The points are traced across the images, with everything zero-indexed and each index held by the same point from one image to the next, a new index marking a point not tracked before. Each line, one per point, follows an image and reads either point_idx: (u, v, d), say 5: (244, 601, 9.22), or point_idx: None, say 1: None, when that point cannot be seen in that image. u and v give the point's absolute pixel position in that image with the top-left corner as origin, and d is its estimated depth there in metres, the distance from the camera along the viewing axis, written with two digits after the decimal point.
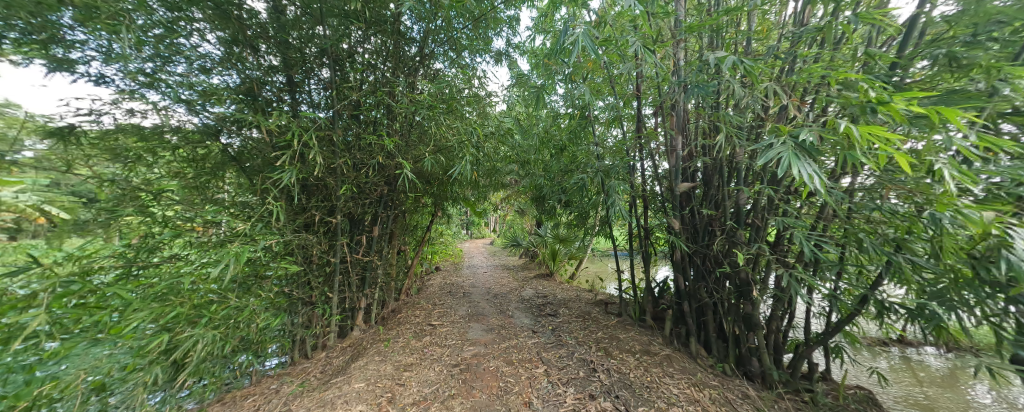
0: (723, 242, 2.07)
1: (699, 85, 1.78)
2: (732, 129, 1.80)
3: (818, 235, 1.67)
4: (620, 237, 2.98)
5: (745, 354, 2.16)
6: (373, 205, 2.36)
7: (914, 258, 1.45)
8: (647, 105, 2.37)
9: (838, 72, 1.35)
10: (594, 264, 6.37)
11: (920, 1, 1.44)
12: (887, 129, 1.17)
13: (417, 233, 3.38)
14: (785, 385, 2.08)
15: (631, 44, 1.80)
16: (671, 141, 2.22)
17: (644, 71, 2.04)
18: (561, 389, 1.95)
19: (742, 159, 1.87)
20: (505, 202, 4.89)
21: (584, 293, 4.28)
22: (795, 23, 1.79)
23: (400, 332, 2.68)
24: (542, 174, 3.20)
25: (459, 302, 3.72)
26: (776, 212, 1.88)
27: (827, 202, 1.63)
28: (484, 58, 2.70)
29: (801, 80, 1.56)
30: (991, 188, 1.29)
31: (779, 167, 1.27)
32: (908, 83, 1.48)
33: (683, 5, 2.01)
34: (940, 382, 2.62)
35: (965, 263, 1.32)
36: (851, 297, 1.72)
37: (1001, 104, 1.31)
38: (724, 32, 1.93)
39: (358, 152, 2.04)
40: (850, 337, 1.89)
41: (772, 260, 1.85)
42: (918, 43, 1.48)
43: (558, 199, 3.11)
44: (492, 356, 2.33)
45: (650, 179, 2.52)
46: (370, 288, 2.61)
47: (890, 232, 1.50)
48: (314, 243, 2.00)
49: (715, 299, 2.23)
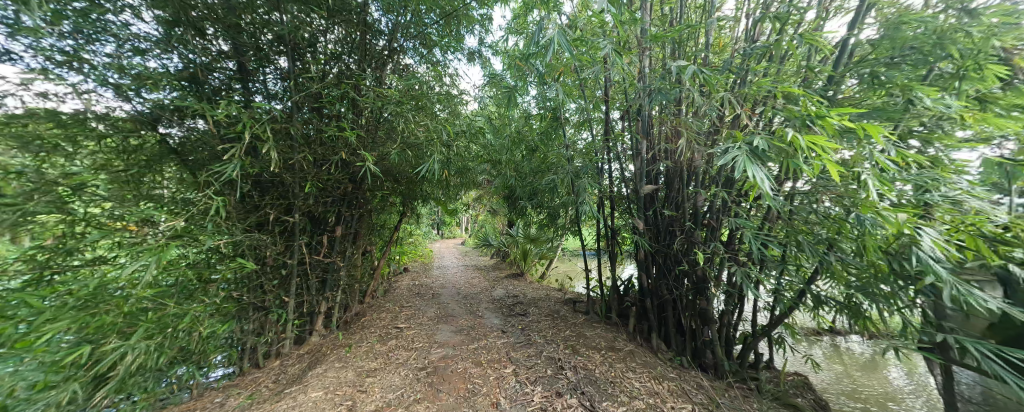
0: (682, 241, 2.19)
1: (663, 91, 1.88)
2: (691, 135, 1.91)
3: (765, 235, 1.81)
4: (589, 236, 3.06)
5: (700, 347, 2.32)
6: (335, 203, 2.24)
7: (842, 256, 1.62)
8: (615, 109, 2.45)
9: (784, 86, 1.48)
10: (564, 264, 6.50)
11: (849, 25, 1.61)
12: (825, 139, 1.30)
13: (384, 233, 3.26)
14: (734, 374, 2.25)
15: (602, 47, 1.85)
16: (637, 145, 2.32)
17: (613, 75, 2.10)
18: (529, 388, 1.97)
19: (701, 164, 1.99)
20: (477, 201, 4.86)
21: (553, 292, 4.35)
22: (747, 39, 1.93)
23: (364, 336, 2.57)
24: (514, 174, 3.21)
25: (428, 304, 3.63)
26: (729, 214, 2.03)
27: (772, 204, 1.78)
28: (456, 56, 2.66)
29: (752, 92, 1.69)
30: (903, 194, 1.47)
31: (735, 169, 1.41)
32: (841, 99, 1.65)
33: (649, 15, 2.10)
34: (863, 367, 2.94)
35: (883, 260, 1.49)
36: (791, 291, 1.89)
37: (912, 121, 1.49)
38: (685, 43, 2.04)
39: (321, 148, 1.93)
40: (790, 329, 2.07)
41: (725, 259, 1.98)
42: (848, 63, 1.65)
43: (529, 200, 3.14)
44: (460, 358, 2.30)
45: (617, 181, 2.61)
46: (332, 291, 2.48)
47: (824, 232, 1.67)
48: (268, 243, 1.86)
49: (675, 296, 2.36)
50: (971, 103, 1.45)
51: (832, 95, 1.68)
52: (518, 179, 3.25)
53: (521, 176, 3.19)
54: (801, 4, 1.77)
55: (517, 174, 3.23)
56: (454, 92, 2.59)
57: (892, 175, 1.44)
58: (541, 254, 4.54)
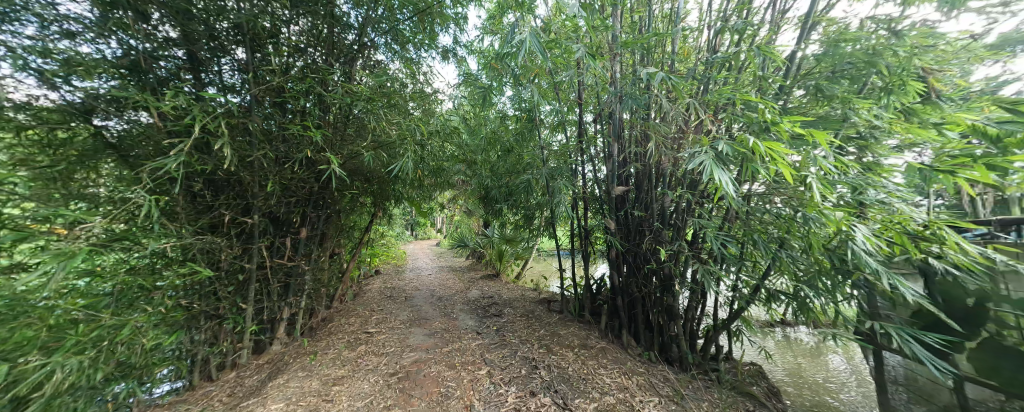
0: (651, 241, 2.28)
1: (633, 96, 1.95)
2: (659, 139, 1.99)
3: (724, 234, 1.92)
4: (563, 237, 3.12)
5: (667, 341, 2.42)
6: (300, 204, 2.13)
7: (792, 253, 1.75)
8: (589, 112, 2.50)
9: (743, 95, 1.58)
10: (539, 264, 6.56)
11: (798, 41, 1.75)
12: (782, 145, 1.41)
13: (354, 235, 3.14)
14: (698, 367, 2.37)
15: (575, 51, 1.89)
16: (608, 147, 2.39)
17: (586, 79, 2.15)
18: (503, 389, 1.97)
19: (668, 166, 2.08)
20: (452, 202, 4.80)
21: (529, 292, 4.38)
22: (709, 49, 2.05)
23: (331, 343, 2.46)
24: (489, 174, 3.20)
25: (400, 307, 3.54)
26: (693, 214, 2.13)
27: (732, 205, 1.90)
28: (430, 54, 2.62)
29: (713, 99, 1.79)
30: (843, 197, 1.62)
31: (702, 172, 1.49)
32: (791, 108, 1.78)
33: (621, 22, 2.18)
34: (810, 355, 3.21)
35: (827, 257, 1.63)
36: (747, 287, 2.02)
37: (850, 130, 1.65)
38: (654, 51, 2.13)
39: (284, 145, 1.83)
40: (747, 322, 2.22)
41: (689, 257, 2.09)
42: (797, 76, 1.80)
43: (504, 200, 3.14)
44: (433, 361, 2.25)
45: (590, 182, 2.67)
46: (296, 296, 2.35)
47: (777, 231, 1.79)
48: (222, 246, 1.73)
49: (644, 293, 2.45)
50: (898, 115, 1.63)
51: (783, 104, 1.82)
52: (493, 179, 3.25)
53: (496, 177, 3.18)
54: (756, 19, 1.91)
55: (493, 175, 3.23)
56: (427, 90, 2.55)
57: (834, 178, 1.57)
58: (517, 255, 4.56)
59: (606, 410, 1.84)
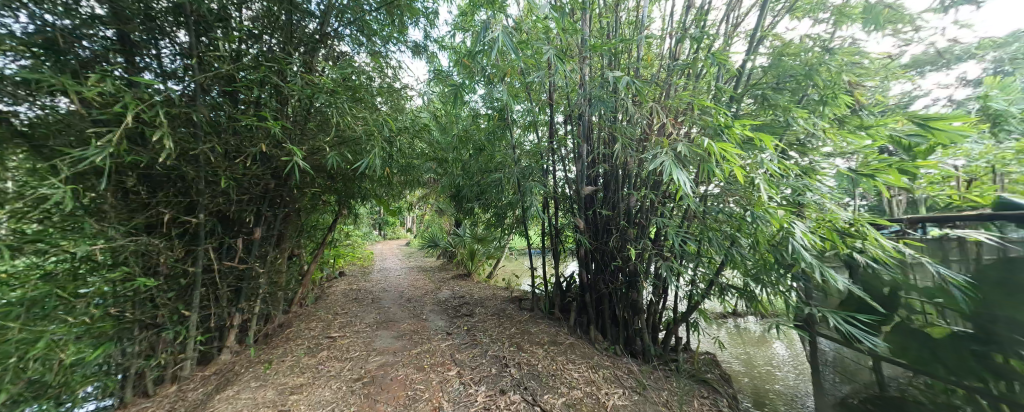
0: (617, 238, 2.36)
1: (601, 99, 2.01)
2: (625, 141, 2.07)
3: (684, 232, 2.04)
4: (535, 235, 3.15)
5: (631, 335, 2.53)
6: (254, 202, 1.99)
7: (742, 249, 1.90)
8: (559, 113, 2.54)
9: (700, 101, 1.69)
10: (511, 263, 6.59)
11: (748, 53, 1.89)
12: (733, 147, 1.51)
13: (315, 234, 2.97)
14: (659, 358, 2.50)
15: (545, 52, 1.91)
16: (578, 148, 2.44)
17: (556, 81, 2.19)
18: (472, 389, 1.96)
19: (633, 167, 2.17)
20: (423, 201, 4.69)
21: (500, 291, 4.39)
22: (671, 56, 2.16)
23: (288, 350, 2.32)
24: (460, 173, 3.16)
25: (366, 310, 3.41)
26: (656, 213, 2.24)
27: (691, 205, 2.01)
28: (399, 48, 2.54)
29: (674, 104, 1.89)
30: (786, 197, 1.77)
31: (662, 171, 1.57)
32: (742, 115, 1.93)
33: (589, 26, 2.23)
34: (758, 343, 3.49)
35: (771, 252, 1.78)
36: (704, 281, 2.16)
37: (792, 136, 1.81)
38: (620, 56, 2.21)
39: (235, 138, 1.70)
40: (704, 314, 2.37)
41: (652, 254, 2.19)
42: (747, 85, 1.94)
43: (476, 199, 3.12)
44: (400, 364, 2.19)
45: (561, 182, 2.72)
46: (248, 301, 2.18)
47: (729, 229, 1.93)
48: (162, 249, 1.57)
49: (611, 289, 2.54)
50: (831, 125, 1.81)
51: (735, 111, 1.96)
52: (464, 178, 3.21)
53: (467, 176, 3.15)
54: (713, 31, 2.04)
55: (464, 173, 3.20)
56: (396, 85, 2.48)
57: (778, 180, 1.72)
58: (488, 254, 4.55)
59: (574, 404, 1.89)
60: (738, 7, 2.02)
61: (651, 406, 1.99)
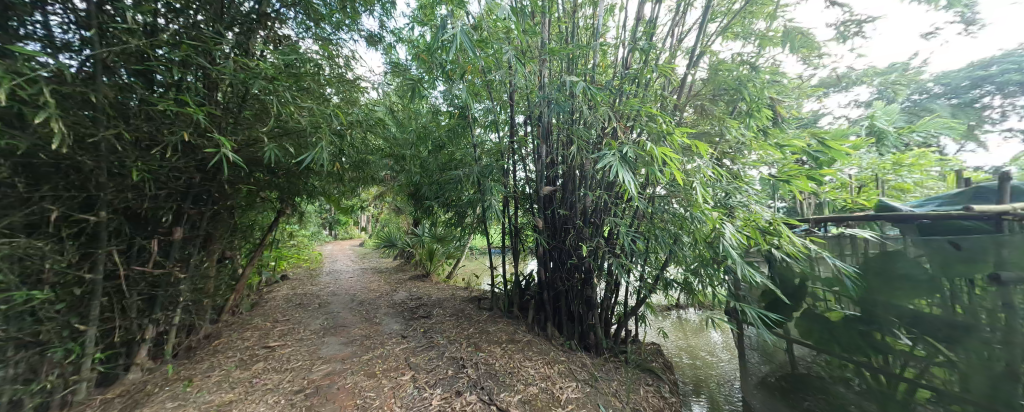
0: (574, 237, 2.44)
1: (559, 102, 2.07)
2: (581, 143, 2.15)
3: (633, 231, 2.17)
4: (495, 234, 3.15)
5: (586, 330, 2.63)
6: (173, 198, 1.76)
7: (683, 247, 2.06)
8: (520, 114, 2.52)
9: (648, 108, 1.80)
10: (472, 263, 6.53)
11: (689, 67, 2.06)
12: (673, 151, 1.64)
13: (253, 234, 2.70)
14: (609, 351, 2.64)
15: (505, 52, 1.91)
16: (537, 148, 2.49)
17: (516, 81, 2.20)
18: (427, 392, 1.91)
19: (589, 168, 2.25)
20: (379, 198, 4.47)
21: (459, 291, 4.33)
22: (623, 65, 2.28)
23: (215, 364, 2.08)
24: (418, 170, 3.06)
25: (313, 315, 3.17)
26: (609, 212, 2.35)
27: (640, 205, 2.14)
28: (352, 36, 2.39)
29: (625, 110, 2.00)
30: (720, 200, 1.96)
31: (611, 172, 1.67)
32: (684, 123, 2.10)
33: (549, 30, 2.28)
34: (697, 332, 3.83)
35: (706, 248, 1.96)
36: (651, 277, 2.31)
37: (725, 144, 2.00)
38: (578, 61, 2.28)
39: (148, 124, 1.48)
40: (651, 307, 2.54)
41: (605, 252, 2.30)
42: (689, 95, 2.12)
43: (434, 198, 3.05)
44: (348, 372, 2.07)
45: (521, 181, 2.74)
46: (166, 310, 1.92)
47: (673, 227, 2.09)
48: (45, 253, 1.32)
49: (567, 286, 2.62)
50: (757, 135, 2.03)
51: (678, 119, 2.12)
52: (423, 176, 3.11)
53: (426, 174, 3.06)
54: (660, 44, 2.19)
55: (422, 171, 3.10)
56: (348, 76, 2.34)
57: (713, 183, 1.89)
58: (448, 254, 4.46)
59: (529, 400, 1.92)
60: (682, 24, 2.19)
61: (602, 397, 2.09)
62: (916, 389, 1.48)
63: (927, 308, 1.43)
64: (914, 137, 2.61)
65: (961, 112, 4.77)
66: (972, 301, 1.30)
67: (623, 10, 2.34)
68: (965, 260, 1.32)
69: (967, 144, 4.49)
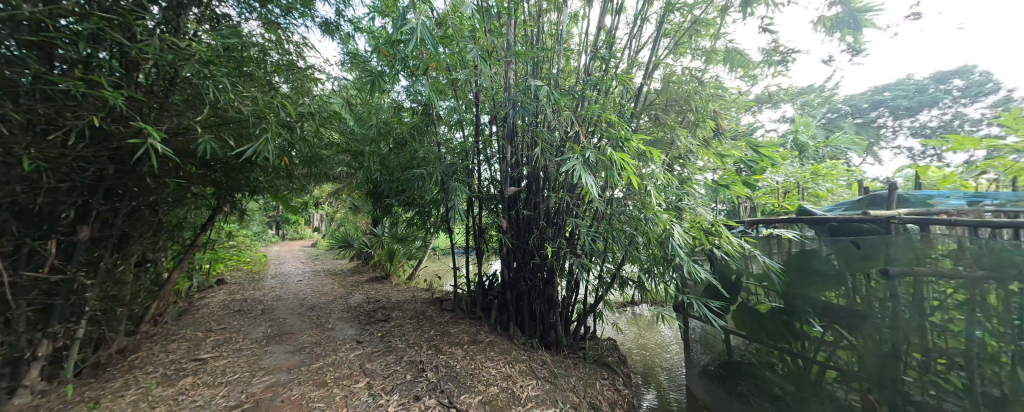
0: (537, 238, 2.48)
1: (524, 104, 2.08)
2: (545, 146, 2.18)
3: (593, 232, 2.25)
4: (458, 234, 3.10)
5: (547, 328, 2.69)
6: (79, 192, 1.51)
7: (638, 247, 2.18)
8: (485, 114, 2.49)
9: (608, 114, 1.88)
10: (434, 264, 6.39)
11: (645, 77, 2.18)
12: (630, 156, 1.72)
13: (181, 234, 2.40)
14: (569, 347, 2.72)
15: (470, 50, 1.88)
16: (502, 149, 2.49)
17: (481, 81, 2.18)
18: (384, 399, 1.83)
19: (552, 170, 2.30)
20: (334, 196, 4.21)
21: (420, 293, 4.21)
22: (585, 71, 2.35)
23: (132, 381, 1.83)
24: (378, 167, 2.92)
25: (254, 323, 2.90)
26: (570, 214, 2.42)
27: (599, 207, 2.23)
28: (304, 22, 2.23)
29: (587, 114, 2.07)
30: (671, 203, 2.10)
31: (573, 174, 1.72)
32: (640, 130, 2.22)
33: (515, 32, 2.29)
34: (649, 327, 4.08)
35: (658, 248, 2.10)
36: (609, 275, 2.42)
37: (676, 151, 2.14)
38: (542, 65, 2.32)
39: (43, 104, 1.25)
40: (608, 305, 2.65)
41: (566, 252, 2.36)
42: (645, 104, 2.24)
43: (395, 196, 2.93)
44: (295, 383, 1.92)
45: (486, 182, 2.72)
46: (67, 322, 1.65)
47: (629, 228, 2.19)
48: None
49: (530, 286, 2.65)
50: (703, 144, 2.21)
51: (635, 126, 2.24)
52: (383, 173, 2.98)
53: (386, 171, 2.93)
54: (620, 54, 2.30)
55: (382, 168, 2.96)
56: (299, 65, 2.17)
57: (665, 187, 2.02)
58: (409, 255, 4.32)
59: (490, 400, 1.92)
60: (639, 36, 2.32)
61: (561, 392, 2.15)
62: (825, 370, 1.70)
63: (836, 300, 1.66)
64: (828, 150, 3.01)
65: (863, 131, 5.59)
66: (867, 293, 1.52)
67: (585, 19, 2.41)
68: (862, 258, 1.53)
69: (868, 158, 5.26)
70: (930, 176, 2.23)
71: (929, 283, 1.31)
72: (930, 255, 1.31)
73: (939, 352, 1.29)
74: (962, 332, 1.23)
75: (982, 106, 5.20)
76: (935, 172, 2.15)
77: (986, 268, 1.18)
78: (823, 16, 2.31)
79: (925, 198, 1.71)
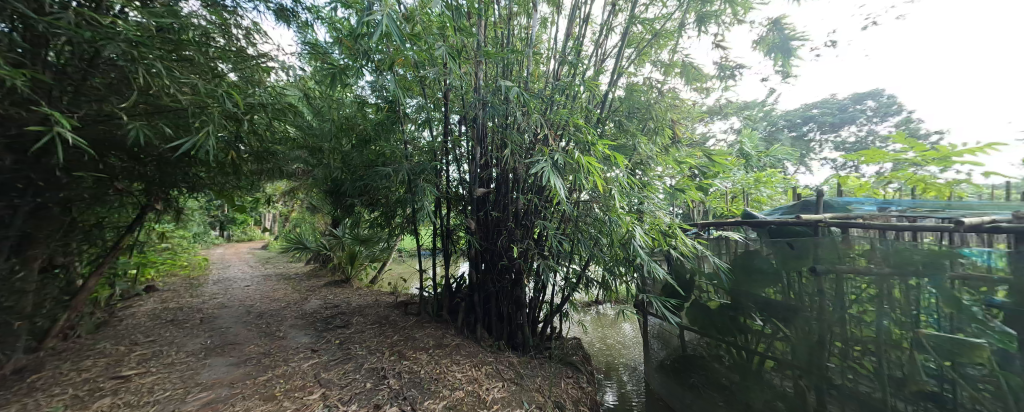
0: (506, 239, 2.48)
1: (494, 105, 2.07)
2: (514, 147, 2.19)
3: (560, 233, 2.29)
4: (424, 236, 3.01)
5: (514, 329, 2.70)
6: None
7: (603, 248, 2.25)
8: (455, 113, 2.42)
9: (575, 119, 1.93)
10: (399, 266, 6.18)
11: (610, 85, 2.27)
12: (597, 160, 1.78)
13: (100, 235, 2.10)
14: (535, 348, 2.76)
15: (439, 47, 1.83)
16: (471, 149, 2.46)
17: (451, 80, 2.14)
18: (341, 410, 1.73)
19: (521, 172, 2.31)
20: (289, 194, 3.92)
21: (383, 296, 4.05)
22: (553, 75, 2.39)
23: (31, 407, 1.57)
24: (338, 165, 2.75)
25: (191, 333, 2.62)
26: (539, 215, 2.44)
27: (567, 209, 2.27)
28: (255, 6, 2.07)
29: (556, 118, 2.10)
30: (634, 206, 2.19)
31: (542, 177, 1.75)
32: (606, 136, 2.30)
33: (485, 32, 2.27)
34: (612, 325, 4.24)
35: (621, 250, 2.19)
36: (575, 276, 2.47)
37: (639, 157, 2.24)
38: (512, 67, 2.33)
39: None
40: (573, 304, 2.72)
41: (534, 254, 2.39)
42: (610, 111, 2.33)
43: (357, 196, 2.78)
44: (238, 398, 1.76)
45: (455, 182, 2.67)
46: None
47: (594, 230, 2.26)
48: None
49: (497, 287, 2.64)
50: (662, 150, 2.34)
51: (600, 131, 2.31)
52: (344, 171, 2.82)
53: (347, 169, 2.78)
54: (587, 61, 2.36)
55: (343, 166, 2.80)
56: (251, 53, 2.01)
57: (628, 191, 2.11)
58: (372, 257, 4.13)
59: (455, 405, 1.89)
60: (604, 45, 2.41)
61: (527, 393, 2.16)
62: (765, 360, 1.87)
63: (775, 296, 1.83)
64: (768, 160, 3.32)
65: (798, 143, 6.24)
66: (799, 288, 1.68)
67: (555, 25, 2.46)
68: (796, 257, 1.69)
69: (801, 168, 5.88)
70: (849, 185, 2.52)
71: (849, 280, 1.48)
72: (849, 254, 1.48)
73: (856, 341, 1.47)
74: (873, 322, 1.41)
75: (889, 125, 6.02)
76: (854, 181, 2.43)
77: (892, 265, 1.35)
78: (762, 38, 2.55)
79: (845, 204, 1.94)
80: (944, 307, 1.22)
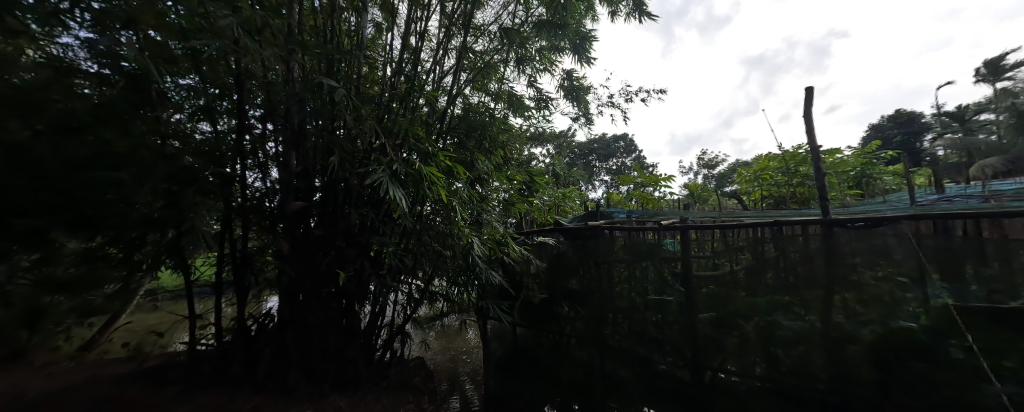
0: (333, 261, 2.12)
1: (315, 105, 1.75)
2: (344, 155, 1.90)
3: (401, 250, 2.15)
4: (203, 267, 2.18)
5: (344, 365, 2.33)
6: None
7: (446, 261, 2.26)
8: (255, 106, 1.89)
9: (415, 131, 1.90)
10: (152, 318, 4.21)
11: (447, 103, 2.36)
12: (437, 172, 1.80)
13: None
14: (369, 382, 2.46)
15: (223, 18, 1.35)
16: (282, 153, 1.98)
17: (249, 67, 1.64)
18: None
19: (353, 184, 2.04)
20: None
21: (116, 368, 2.63)
22: (390, 84, 2.26)
23: None
24: (7, 183, 1.09)
25: None
26: (376, 232, 2.22)
27: (407, 224, 2.16)
28: None
29: (395, 127, 1.97)
30: (474, 218, 2.32)
31: (379, 188, 1.63)
32: (445, 150, 2.34)
33: (299, 17, 1.89)
34: (456, 336, 4.34)
35: (462, 260, 2.32)
36: (418, 292, 2.40)
37: (478, 173, 2.39)
38: (339, 65, 2.03)
39: None
40: (416, 322, 2.62)
41: (370, 274, 2.16)
42: (449, 127, 2.40)
43: (49, 242, 1.32)
44: None
45: (258, 195, 2.08)
46: None
47: (436, 244, 2.21)
48: None
49: (322, 318, 2.22)
50: (496, 167, 2.61)
51: (441, 146, 2.34)
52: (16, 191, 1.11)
53: (20, 193, 1.11)
54: (425, 76, 2.37)
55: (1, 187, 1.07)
56: None
57: (468, 203, 2.23)
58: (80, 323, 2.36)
59: None
60: (442, 65, 2.49)
61: None
62: (571, 339, 2.35)
63: (576, 285, 2.36)
64: (569, 180, 4.32)
65: (587, 169, 8.42)
66: (591, 277, 2.23)
67: (391, 32, 2.34)
68: (587, 254, 2.27)
69: (588, 186, 7.99)
70: (613, 199, 3.59)
71: (616, 267, 2.09)
72: (615, 248, 2.10)
73: (619, 310, 2.06)
74: (627, 294, 2.03)
75: (632, 160, 9.06)
76: (615, 197, 3.49)
77: (635, 255, 1.99)
78: (562, 86, 3.31)
79: (611, 212, 2.77)
80: (657, 279, 1.88)
